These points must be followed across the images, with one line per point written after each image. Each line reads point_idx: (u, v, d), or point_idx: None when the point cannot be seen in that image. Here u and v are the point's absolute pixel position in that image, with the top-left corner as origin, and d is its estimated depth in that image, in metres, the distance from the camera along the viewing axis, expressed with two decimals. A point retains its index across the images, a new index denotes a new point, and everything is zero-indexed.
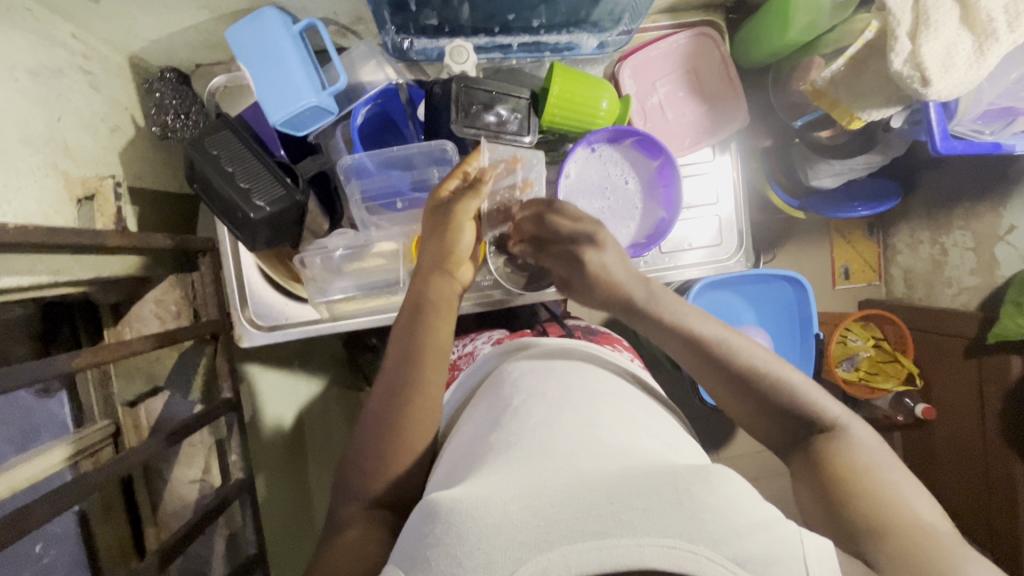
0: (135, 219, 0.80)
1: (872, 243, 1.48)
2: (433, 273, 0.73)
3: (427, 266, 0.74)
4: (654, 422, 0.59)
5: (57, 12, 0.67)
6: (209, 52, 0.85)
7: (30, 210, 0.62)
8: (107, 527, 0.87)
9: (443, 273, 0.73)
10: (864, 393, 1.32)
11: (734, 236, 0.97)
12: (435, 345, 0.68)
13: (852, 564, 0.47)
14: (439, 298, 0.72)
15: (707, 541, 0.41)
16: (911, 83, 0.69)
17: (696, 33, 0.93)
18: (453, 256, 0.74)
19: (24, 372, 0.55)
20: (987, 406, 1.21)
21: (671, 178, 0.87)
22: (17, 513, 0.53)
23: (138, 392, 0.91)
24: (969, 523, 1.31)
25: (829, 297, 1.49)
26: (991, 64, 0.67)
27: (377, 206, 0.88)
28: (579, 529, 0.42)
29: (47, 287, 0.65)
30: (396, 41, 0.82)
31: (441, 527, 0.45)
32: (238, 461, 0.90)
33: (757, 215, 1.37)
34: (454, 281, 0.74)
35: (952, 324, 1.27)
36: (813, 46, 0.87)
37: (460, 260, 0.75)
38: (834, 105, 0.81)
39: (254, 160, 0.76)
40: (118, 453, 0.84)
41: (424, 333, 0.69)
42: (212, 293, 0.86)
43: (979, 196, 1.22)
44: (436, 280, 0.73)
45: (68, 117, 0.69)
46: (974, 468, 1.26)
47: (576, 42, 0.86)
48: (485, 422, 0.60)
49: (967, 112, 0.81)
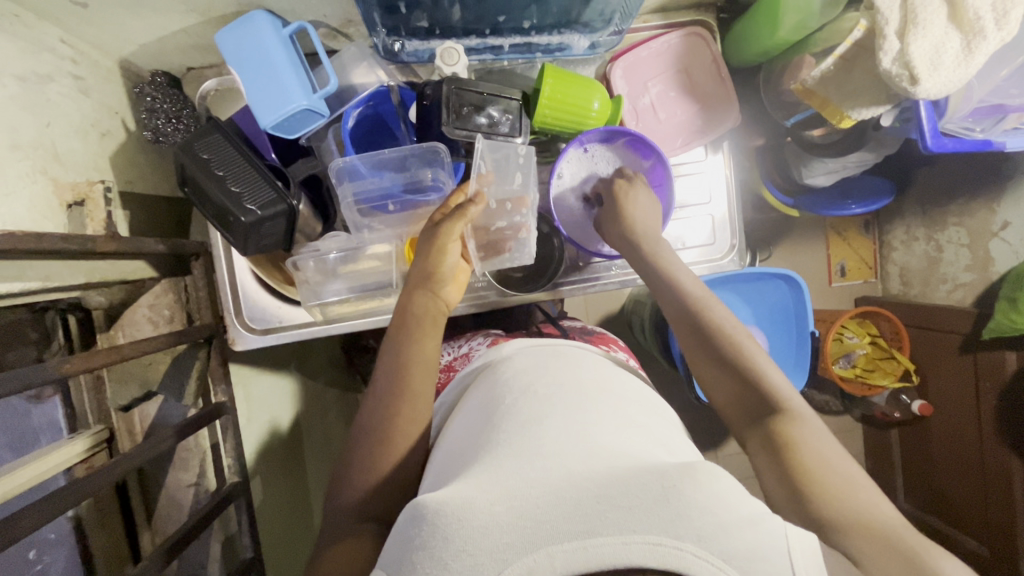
0: (126, 223, 0.80)
1: (868, 240, 1.48)
2: (414, 290, 0.73)
3: (411, 282, 0.74)
4: (644, 420, 0.59)
5: (45, 18, 0.67)
6: (199, 56, 0.85)
7: (19, 216, 0.61)
8: (102, 532, 0.87)
9: (426, 290, 0.73)
10: (859, 390, 1.34)
11: (728, 235, 0.97)
12: (424, 358, 0.69)
13: (841, 564, 0.47)
14: (422, 313, 0.72)
15: (694, 538, 0.41)
16: (900, 82, 0.69)
17: (686, 33, 0.93)
18: (437, 275, 0.73)
19: (14, 379, 0.55)
20: (983, 402, 1.21)
21: (662, 178, 0.89)
22: (7, 520, 0.53)
23: (132, 396, 0.91)
24: (966, 519, 1.31)
25: (825, 294, 1.49)
26: (979, 61, 0.67)
27: (370, 209, 0.86)
28: (565, 529, 0.42)
29: (37, 293, 0.65)
30: (387, 43, 0.82)
31: (428, 530, 0.44)
32: (233, 464, 0.90)
33: (753, 213, 1.38)
34: (437, 299, 0.74)
35: (947, 321, 1.28)
36: (805, 44, 0.87)
37: (445, 280, 0.74)
38: (825, 104, 0.81)
39: (244, 163, 0.75)
40: (112, 458, 0.84)
41: (413, 343, 0.69)
42: (205, 298, 0.87)
43: (973, 193, 1.22)
44: (418, 295, 0.73)
45: (58, 123, 0.69)
46: (971, 464, 1.27)
47: (568, 42, 0.86)
48: (474, 423, 0.60)
49: (956, 110, 0.81)
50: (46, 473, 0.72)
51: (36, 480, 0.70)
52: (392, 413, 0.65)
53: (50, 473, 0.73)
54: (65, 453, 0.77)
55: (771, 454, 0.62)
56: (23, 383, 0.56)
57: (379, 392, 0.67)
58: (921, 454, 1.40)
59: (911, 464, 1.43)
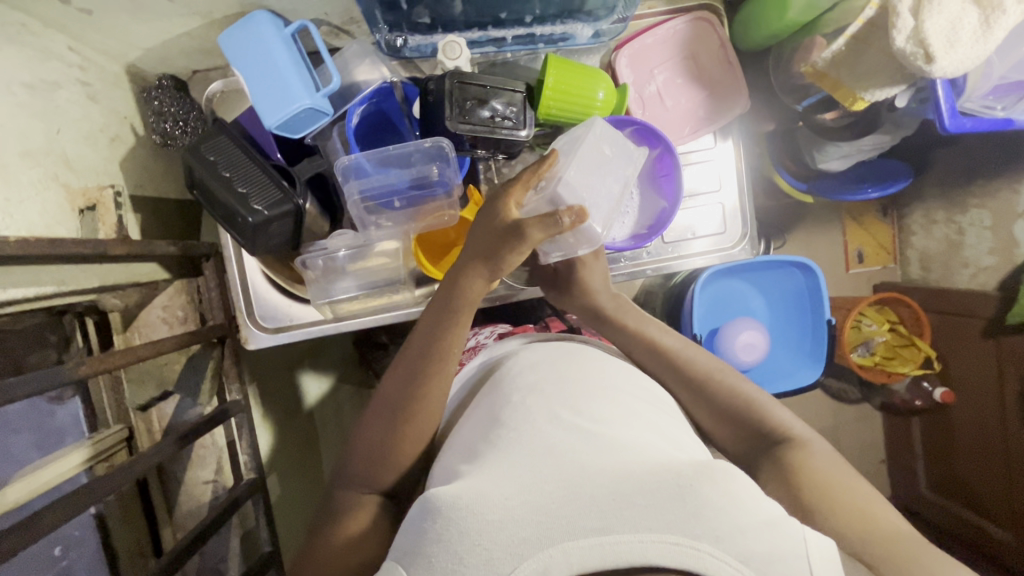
0: (137, 226, 0.82)
1: (886, 225, 1.45)
2: (471, 273, 0.64)
3: (467, 254, 0.65)
4: (654, 416, 0.59)
5: (51, 25, 0.68)
6: (205, 59, 0.86)
7: (32, 222, 0.63)
8: (125, 530, 0.88)
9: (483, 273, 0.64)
10: (877, 377, 1.34)
11: (739, 223, 0.95)
12: None
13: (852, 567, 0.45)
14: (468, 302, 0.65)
15: (711, 538, 0.41)
16: (915, 61, 0.67)
17: (692, 17, 0.91)
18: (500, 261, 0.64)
19: (33, 381, 0.56)
20: (1008, 388, 1.18)
21: (671, 167, 0.86)
22: (28, 519, 0.54)
23: (150, 396, 0.93)
24: (992, 509, 1.28)
25: (841, 282, 1.47)
26: (997, 38, 0.64)
27: (377, 206, 0.87)
28: (581, 525, 0.42)
29: (52, 297, 0.66)
30: (389, 40, 0.83)
31: (442, 522, 0.45)
32: (249, 460, 0.91)
33: (765, 200, 1.35)
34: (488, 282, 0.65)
35: (970, 305, 1.24)
36: (814, 26, 0.85)
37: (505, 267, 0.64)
38: (836, 86, 0.79)
39: (251, 165, 0.76)
40: (131, 457, 0.86)
41: None
42: (217, 299, 0.87)
43: (996, 173, 1.19)
44: (474, 280, 0.64)
45: (67, 129, 0.70)
46: (997, 452, 1.23)
47: (571, 33, 0.85)
48: (484, 415, 0.60)
49: (976, 89, 0.78)
50: (67, 473, 0.73)
51: (56, 479, 0.72)
52: None
53: (74, 470, 0.74)
54: (85, 453, 0.78)
55: (782, 474, 0.62)
56: (38, 386, 0.56)
57: None
58: (943, 443, 1.37)
59: (934, 452, 1.41)
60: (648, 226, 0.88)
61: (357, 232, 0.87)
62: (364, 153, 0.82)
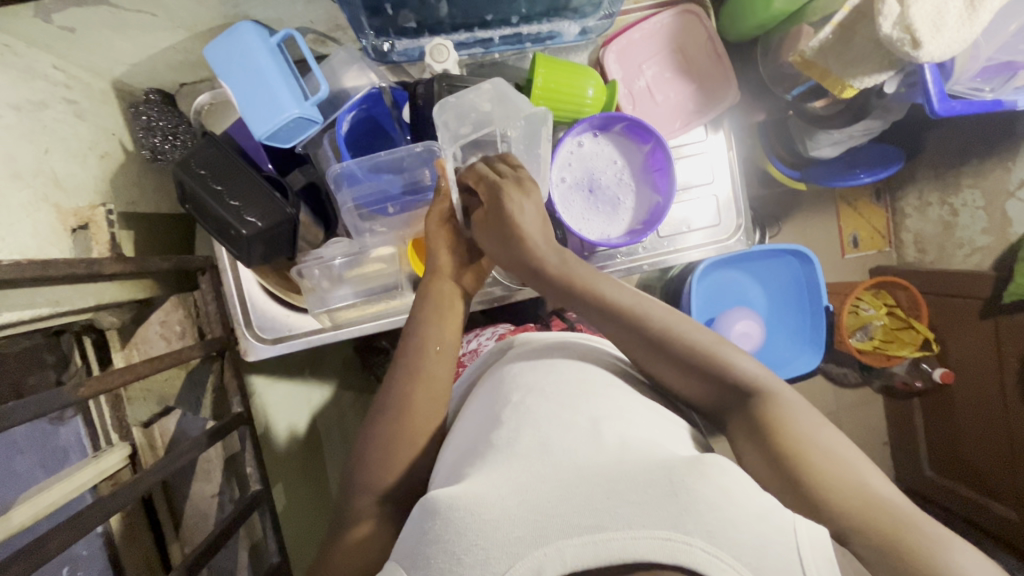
0: (129, 243, 0.82)
1: (880, 209, 1.46)
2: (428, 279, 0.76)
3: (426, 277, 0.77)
4: (653, 413, 0.59)
5: (35, 45, 0.68)
6: (192, 71, 0.85)
7: (25, 244, 0.62)
8: (132, 547, 0.88)
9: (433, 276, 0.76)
10: (878, 361, 1.31)
11: (733, 214, 0.96)
12: (414, 345, 0.70)
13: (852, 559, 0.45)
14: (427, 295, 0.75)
15: (703, 534, 0.41)
16: (902, 47, 0.67)
17: (679, 11, 0.91)
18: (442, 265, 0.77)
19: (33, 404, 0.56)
20: (1006, 367, 1.19)
21: (663, 161, 0.86)
22: (34, 542, 0.54)
23: (151, 412, 0.93)
24: (996, 488, 1.28)
25: (838, 267, 1.47)
26: (983, 20, 0.65)
27: (370, 213, 0.86)
28: (575, 523, 0.42)
29: (49, 318, 0.66)
30: (376, 45, 0.82)
31: (440, 524, 0.45)
32: (254, 472, 0.91)
33: (758, 190, 1.36)
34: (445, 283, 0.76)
35: (966, 286, 1.25)
36: (801, 15, 0.85)
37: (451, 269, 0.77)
38: (824, 74, 0.79)
39: (244, 177, 0.76)
40: (135, 474, 0.86)
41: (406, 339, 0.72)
42: (215, 312, 0.87)
43: (986, 153, 1.19)
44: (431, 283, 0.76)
45: (56, 149, 0.70)
46: (997, 430, 1.24)
47: (558, 30, 0.85)
48: (483, 417, 0.60)
49: (964, 71, 0.78)
50: (72, 492, 0.73)
51: (64, 500, 0.72)
52: (402, 401, 0.67)
53: (80, 490, 0.74)
54: (89, 472, 0.78)
55: None
56: (38, 410, 0.56)
57: (394, 388, 0.68)
58: (945, 423, 1.38)
59: (936, 433, 1.41)
60: (643, 222, 0.88)
61: (352, 240, 0.87)
62: (355, 160, 0.81)
